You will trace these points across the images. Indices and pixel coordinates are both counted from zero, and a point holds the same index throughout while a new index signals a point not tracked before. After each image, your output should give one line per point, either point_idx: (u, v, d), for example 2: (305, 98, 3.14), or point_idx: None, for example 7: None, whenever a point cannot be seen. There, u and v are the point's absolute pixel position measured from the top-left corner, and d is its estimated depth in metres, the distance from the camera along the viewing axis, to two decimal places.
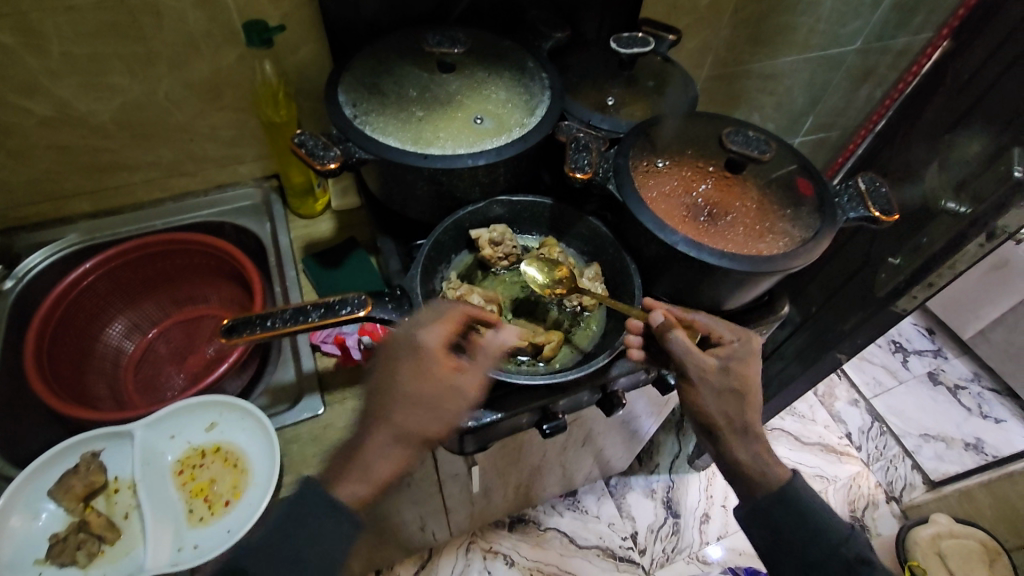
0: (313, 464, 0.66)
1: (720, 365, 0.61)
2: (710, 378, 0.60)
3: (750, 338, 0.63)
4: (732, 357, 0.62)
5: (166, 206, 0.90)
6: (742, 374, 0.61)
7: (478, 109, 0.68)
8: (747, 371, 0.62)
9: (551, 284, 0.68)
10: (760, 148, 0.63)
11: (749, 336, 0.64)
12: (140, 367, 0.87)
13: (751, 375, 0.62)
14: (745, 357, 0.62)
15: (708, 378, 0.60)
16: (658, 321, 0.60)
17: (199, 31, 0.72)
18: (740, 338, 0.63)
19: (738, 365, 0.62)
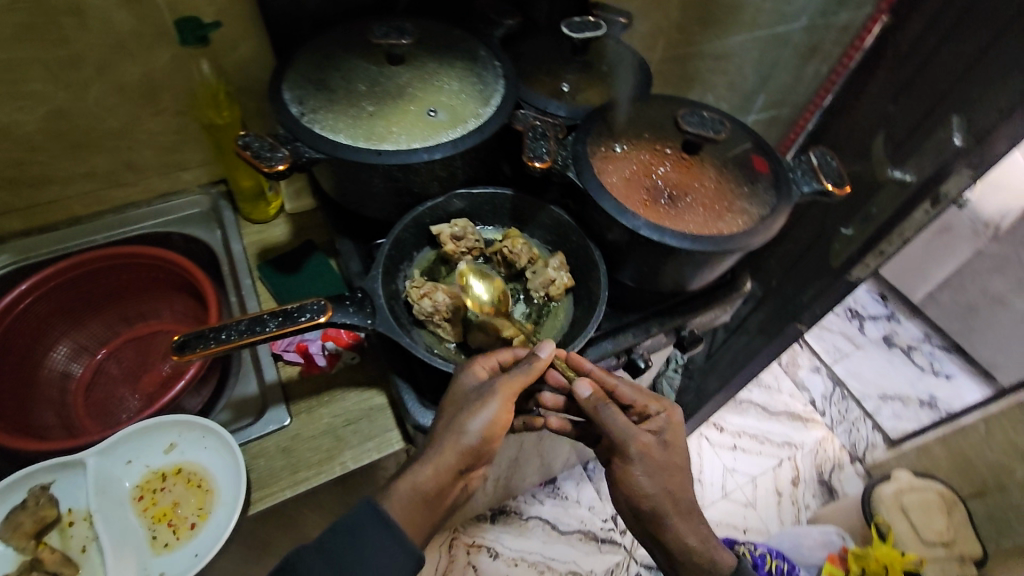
0: (283, 478, 0.64)
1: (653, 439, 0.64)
2: (650, 454, 0.63)
3: (671, 408, 0.67)
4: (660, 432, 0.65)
5: (106, 219, 0.85)
6: (673, 446, 0.65)
7: (430, 101, 0.66)
8: (676, 441, 0.66)
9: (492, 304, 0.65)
10: (716, 129, 0.63)
11: (668, 406, 0.67)
12: (90, 390, 0.83)
13: (679, 445, 0.66)
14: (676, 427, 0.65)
15: (647, 455, 0.63)
16: (587, 392, 0.62)
17: (126, 30, 0.67)
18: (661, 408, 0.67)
19: (669, 438, 0.65)
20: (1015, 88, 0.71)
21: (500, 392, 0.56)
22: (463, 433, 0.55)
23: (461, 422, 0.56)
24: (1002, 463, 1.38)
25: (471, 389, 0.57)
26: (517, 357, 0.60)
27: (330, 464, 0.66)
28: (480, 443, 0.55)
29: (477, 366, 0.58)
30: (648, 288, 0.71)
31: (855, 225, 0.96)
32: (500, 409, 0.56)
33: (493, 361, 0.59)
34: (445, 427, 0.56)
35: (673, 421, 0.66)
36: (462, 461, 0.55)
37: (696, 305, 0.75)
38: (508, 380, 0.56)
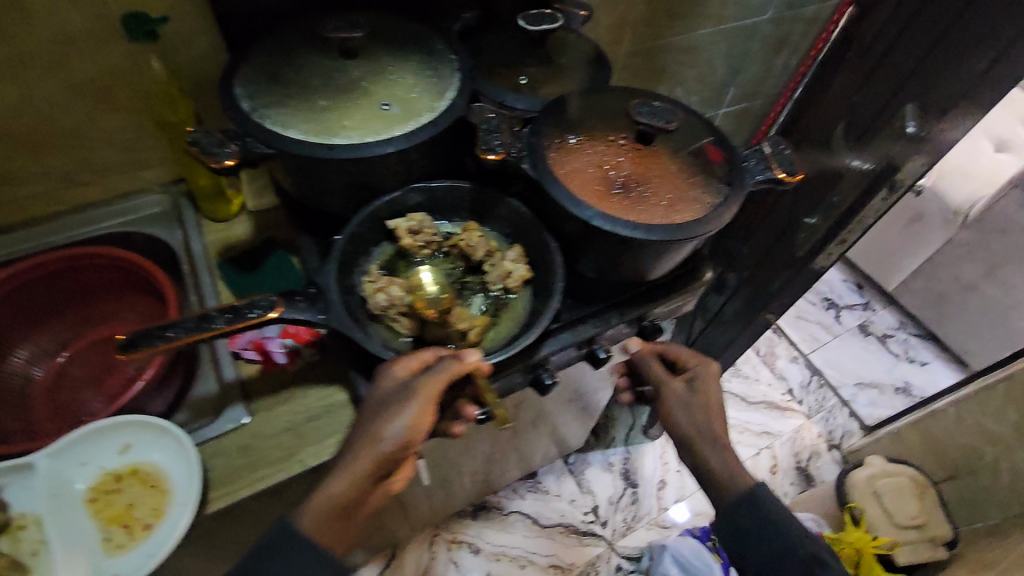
0: (242, 479, 0.64)
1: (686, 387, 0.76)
2: (677, 395, 0.75)
3: (705, 364, 0.78)
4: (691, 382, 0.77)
5: (63, 219, 0.83)
6: (705, 394, 0.76)
7: (384, 95, 0.66)
8: (710, 391, 0.76)
9: (428, 304, 0.63)
10: (667, 119, 0.63)
11: (706, 363, 0.79)
12: (52, 394, 0.82)
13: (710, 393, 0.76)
14: (710, 374, 0.77)
15: (675, 394, 0.76)
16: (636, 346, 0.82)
17: (75, 28, 0.66)
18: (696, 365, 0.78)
19: (701, 385, 0.76)
20: (965, 76, 0.72)
21: (415, 397, 0.53)
22: (380, 440, 0.55)
23: (379, 428, 0.55)
24: (972, 447, 1.39)
25: (390, 392, 0.55)
26: (443, 356, 0.57)
27: (291, 462, 0.65)
28: (397, 449, 0.54)
29: (398, 366, 0.56)
30: (608, 279, 0.71)
31: (819, 214, 0.97)
32: (418, 413, 0.54)
33: (416, 361, 0.56)
34: (365, 433, 0.56)
35: (708, 375, 0.77)
36: (379, 466, 0.55)
37: (655, 295, 0.75)
38: (427, 382, 0.54)
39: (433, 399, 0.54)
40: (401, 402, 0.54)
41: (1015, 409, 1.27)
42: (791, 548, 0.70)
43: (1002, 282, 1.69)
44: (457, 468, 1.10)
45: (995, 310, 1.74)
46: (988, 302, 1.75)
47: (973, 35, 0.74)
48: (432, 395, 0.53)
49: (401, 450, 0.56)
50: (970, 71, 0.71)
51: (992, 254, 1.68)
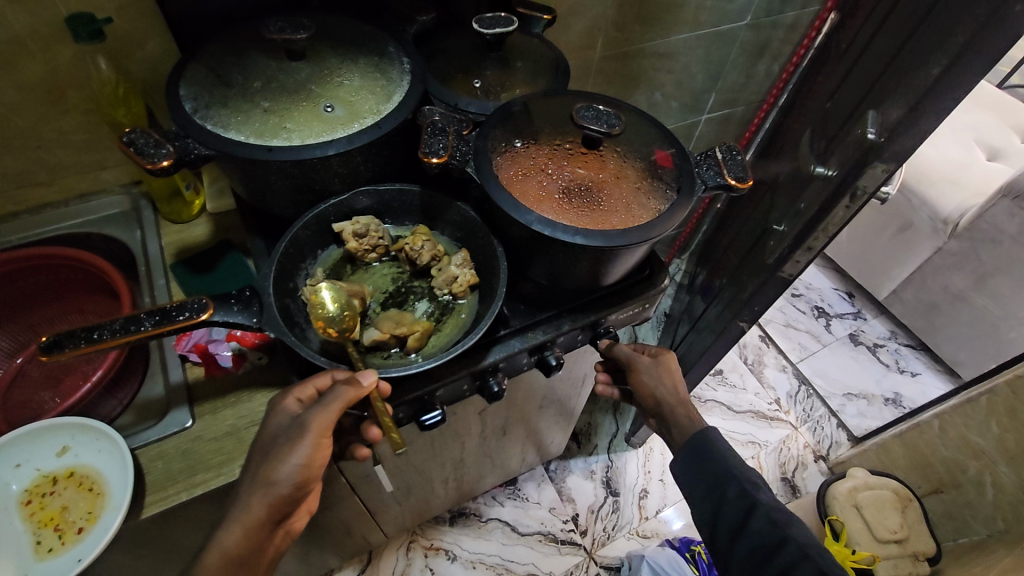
0: (178, 484, 0.63)
1: (651, 376, 0.76)
2: (646, 371, 0.77)
3: (667, 351, 0.79)
4: (655, 366, 0.77)
5: (21, 220, 0.84)
6: (667, 379, 0.76)
7: (328, 97, 0.66)
8: (671, 376, 0.76)
9: (336, 320, 0.61)
10: (610, 122, 0.63)
11: (665, 352, 0.78)
12: (8, 394, 0.81)
13: (672, 380, 0.76)
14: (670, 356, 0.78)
15: (643, 369, 0.77)
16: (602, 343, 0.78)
17: (23, 29, 0.66)
18: (659, 353, 0.78)
19: (663, 374, 0.76)
20: (921, 81, 0.71)
21: (303, 433, 0.54)
22: (273, 483, 0.55)
23: (270, 471, 0.55)
24: (956, 460, 1.35)
25: (286, 427, 0.56)
26: (338, 379, 0.56)
27: (229, 467, 0.64)
28: (292, 490, 0.56)
29: (292, 399, 0.57)
30: (560, 283, 0.70)
31: (788, 222, 0.97)
32: (311, 448, 0.55)
33: (310, 389, 0.57)
34: (256, 476, 0.56)
35: (668, 362, 0.77)
36: (274, 509, 0.56)
37: (611, 301, 0.74)
38: (316, 414, 0.54)
39: (324, 429, 0.55)
40: (291, 439, 0.55)
41: (997, 422, 1.22)
42: (733, 492, 0.72)
43: (991, 292, 1.66)
44: (425, 474, 1.09)
45: (985, 320, 1.70)
46: (978, 312, 1.71)
47: (932, 40, 0.72)
48: (322, 425, 0.54)
49: (297, 490, 0.57)
50: (926, 76, 0.70)
51: (982, 264, 1.64)
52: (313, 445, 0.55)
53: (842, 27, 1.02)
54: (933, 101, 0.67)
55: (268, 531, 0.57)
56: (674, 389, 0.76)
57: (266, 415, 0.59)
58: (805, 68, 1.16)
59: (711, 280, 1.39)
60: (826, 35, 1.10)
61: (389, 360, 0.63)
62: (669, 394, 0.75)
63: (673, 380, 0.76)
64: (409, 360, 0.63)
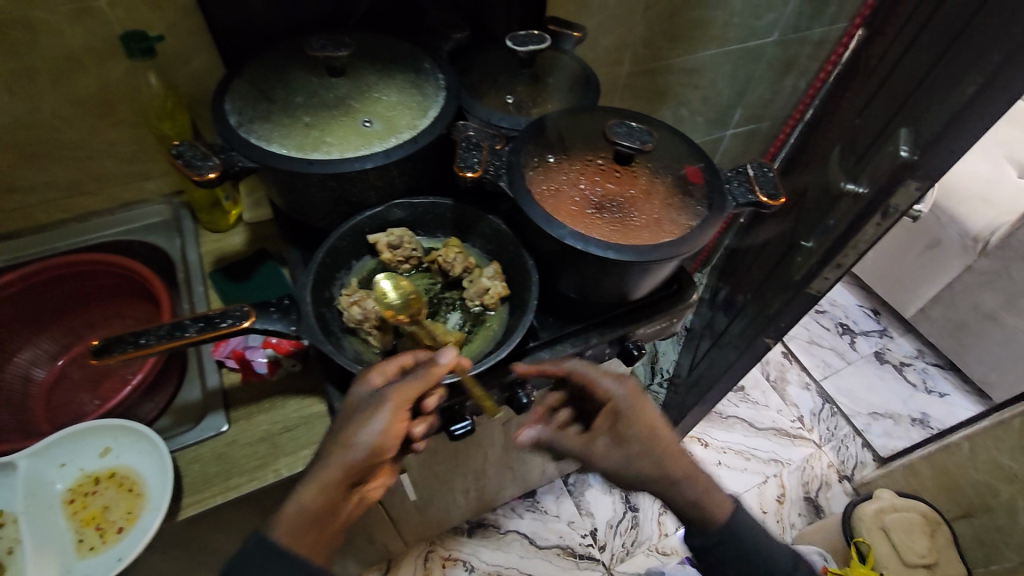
0: (212, 487, 0.65)
1: (614, 427, 0.69)
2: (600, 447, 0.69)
3: (625, 391, 0.68)
4: (619, 414, 0.68)
5: (69, 227, 0.88)
6: (640, 419, 0.68)
7: (366, 112, 0.68)
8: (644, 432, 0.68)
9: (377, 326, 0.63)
10: (643, 139, 0.63)
11: (625, 377, 0.70)
12: (51, 394, 0.85)
13: (645, 412, 0.68)
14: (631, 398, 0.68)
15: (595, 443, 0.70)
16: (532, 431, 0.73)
17: (81, 46, 0.70)
18: (617, 381, 0.69)
19: (636, 414, 0.68)
20: (954, 100, 0.71)
21: (385, 403, 0.55)
22: (350, 448, 0.55)
23: (348, 435, 0.56)
24: (986, 483, 1.32)
25: (366, 397, 0.57)
26: (419, 361, 0.59)
27: (263, 471, 0.66)
28: (367, 458, 0.55)
29: (375, 372, 0.58)
30: (587, 297, 0.70)
31: (816, 238, 0.97)
32: (392, 417, 0.55)
33: (393, 365, 0.59)
34: (335, 441, 0.56)
35: (632, 390, 0.69)
36: (349, 472, 0.55)
37: (638, 316, 0.74)
38: (399, 387, 0.56)
39: (402, 402, 0.56)
40: (371, 406, 0.56)
41: None
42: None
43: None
44: (447, 483, 1.09)
45: (1016, 341, 1.67)
46: (1010, 333, 1.67)
47: (965, 60, 0.73)
48: (402, 397, 0.56)
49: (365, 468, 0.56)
50: (960, 95, 0.70)
51: (1013, 283, 1.61)
52: (390, 417, 0.55)
53: (871, 43, 1.02)
54: (967, 121, 0.67)
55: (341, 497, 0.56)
56: (650, 427, 0.68)
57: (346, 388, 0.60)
58: (834, 83, 1.16)
59: (732, 295, 1.39)
60: (855, 52, 1.10)
61: None
62: (648, 436, 0.68)
63: (642, 413, 0.68)
64: None
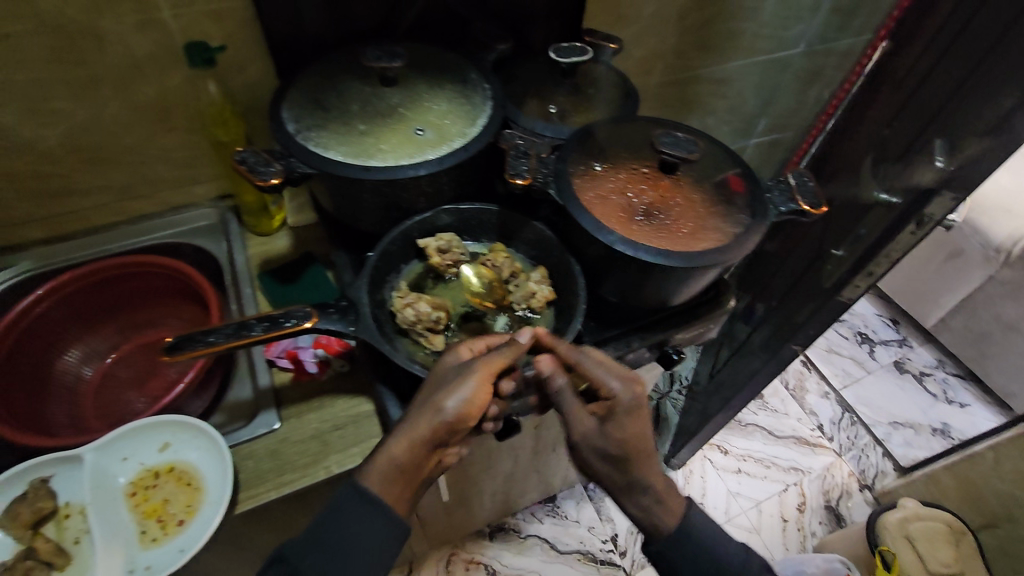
0: (266, 481, 0.67)
1: (599, 426, 0.61)
2: (585, 436, 0.61)
3: (633, 395, 0.59)
4: (613, 417, 0.60)
5: (120, 229, 0.91)
6: (630, 431, 0.60)
7: (419, 121, 0.70)
8: (630, 439, 0.60)
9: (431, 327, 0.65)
10: (689, 148, 0.65)
11: (636, 383, 0.60)
12: (100, 392, 0.88)
13: (639, 427, 0.60)
14: (634, 408, 0.60)
15: (581, 430, 0.61)
16: (545, 368, 0.61)
17: (143, 54, 0.73)
18: (627, 384, 0.60)
19: (628, 423, 0.60)
20: (991, 112, 0.72)
21: (478, 370, 0.57)
22: (438, 410, 0.56)
23: (436, 399, 0.56)
24: (1011, 493, 1.32)
25: (455, 367, 0.59)
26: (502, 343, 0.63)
27: (314, 468, 0.68)
28: (453, 421, 0.56)
29: (461, 348, 0.61)
30: (629, 302, 0.72)
31: (845, 247, 0.98)
32: (480, 385, 0.57)
33: (479, 345, 0.62)
34: (423, 404, 0.57)
35: (637, 400, 0.60)
36: (434, 434, 0.56)
37: (677, 321, 0.76)
38: (487, 360, 0.58)
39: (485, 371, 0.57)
40: (458, 375, 0.58)
41: None
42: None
43: None
44: (476, 486, 1.11)
45: None
46: None
47: (1001, 72, 0.74)
48: (486, 368, 0.58)
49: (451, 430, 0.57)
50: (997, 107, 0.71)
51: None
52: (476, 384, 0.56)
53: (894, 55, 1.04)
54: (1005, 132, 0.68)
55: (427, 455, 0.57)
56: (636, 440, 0.60)
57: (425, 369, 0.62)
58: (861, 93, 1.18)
59: (753, 302, 1.40)
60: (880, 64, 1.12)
61: None
62: (632, 446, 0.60)
63: (637, 424, 0.60)
64: None
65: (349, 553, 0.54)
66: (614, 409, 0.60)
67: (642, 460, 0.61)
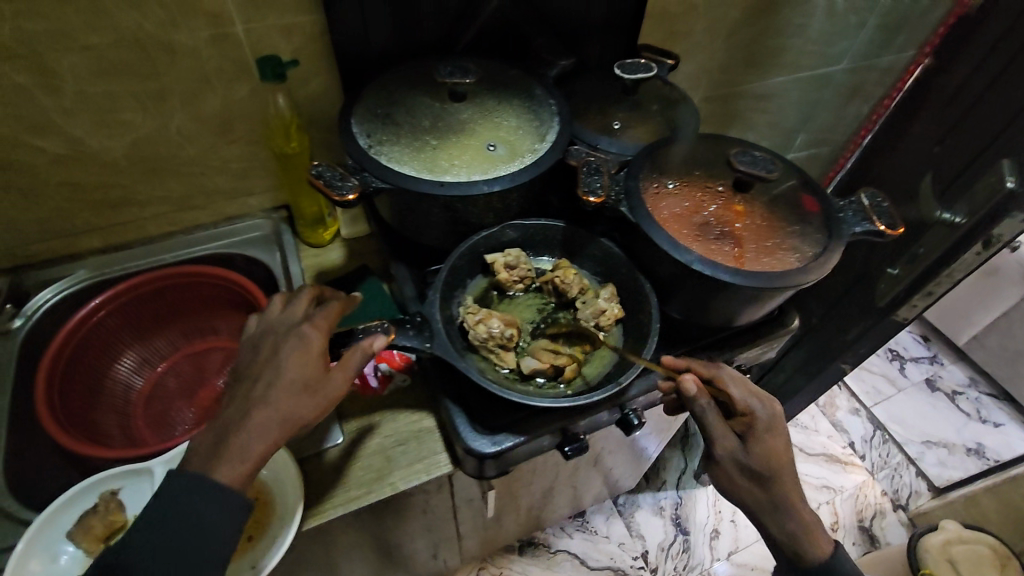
0: (332, 495, 0.68)
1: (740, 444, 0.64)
2: (732, 456, 0.63)
3: (775, 413, 0.65)
4: (755, 433, 0.64)
5: (174, 239, 0.91)
6: (773, 447, 0.63)
7: (489, 137, 0.70)
8: (775, 458, 0.63)
9: (506, 345, 0.65)
10: (767, 167, 0.65)
11: (771, 402, 0.65)
12: (150, 402, 0.86)
13: (781, 444, 0.64)
14: (776, 424, 0.64)
15: (726, 449, 0.63)
16: (692, 389, 0.63)
17: (212, 67, 0.73)
18: (765, 403, 0.65)
19: (771, 439, 0.64)
20: None
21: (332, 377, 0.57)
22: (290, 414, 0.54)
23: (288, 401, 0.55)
24: None
25: (306, 358, 0.56)
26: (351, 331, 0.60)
27: (380, 484, 0.69)
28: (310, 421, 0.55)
29: (305, 331, 0.58)
30: (695, 322, 0.71)
31: (901, 264, 0.95)
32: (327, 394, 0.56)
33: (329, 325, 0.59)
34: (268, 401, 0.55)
35: (775, 417, 0.65)
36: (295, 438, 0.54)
37: (742, 340, 0.75)
38: (339, 369, 0.57)
39: (309, 383, 0.56)
40: (282, 370, 0.55)
41: None
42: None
43: None
44: (516, 500, 1.10)
45: None
46: None
47: None
48: (313, 377, 0.56)
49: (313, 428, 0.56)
50: None
51: None
52: (298, 395, 0.55)
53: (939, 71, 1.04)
54: None
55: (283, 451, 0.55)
56: (780, 457, 0.64)
57: (262, 332, 0.60)
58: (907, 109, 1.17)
59: None
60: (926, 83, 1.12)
61: (543, 389, 0.65)
62: (776, 464, 0.63)
63: (779, 442, 0.64)
64: (562, 390, 0.65)
65: (202, 528, 0.50)
66: (757, 428, 0.64)
67: (788, 478, 0.63)
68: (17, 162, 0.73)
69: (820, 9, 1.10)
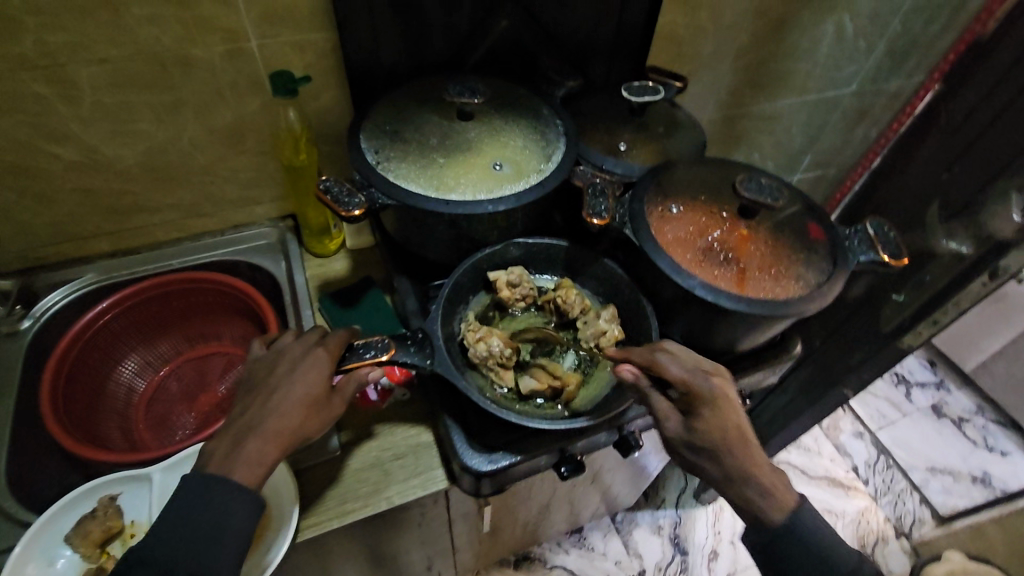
0: (327, 506, 0.68)
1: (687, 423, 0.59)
2: (678, 435, 0.58)
3: (719, 385, 0.59)
4: (699, 411, 0.58)
5: (182, 245, 0.92)
6: (719, 421, 0.57)
7: (495, 155, 0.71)
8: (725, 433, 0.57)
9: (504, 361, 0.65)
10: (773, 196, 0.65)
11: (717, 376, 0.60)
12: (151, 404, 0.87)
13: (729, 417, 0.57)
14: (723, 397, 0.58)
15: (673, 429, 0.59)
16: (626, 374, 0.61)
17: (226, 80, 0.74)
18: (708, 376, 0.60)
19: (714, 415, 0.57)
20: None
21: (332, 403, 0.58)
22: (286, 424, 0.55)
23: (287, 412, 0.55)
24: None
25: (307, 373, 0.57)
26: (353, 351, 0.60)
27: (376, 497, 0.70)
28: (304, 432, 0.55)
29: (315, 354, 0.59)
30: (697, 345, 0.71)
31: (906, 291, 0.94)
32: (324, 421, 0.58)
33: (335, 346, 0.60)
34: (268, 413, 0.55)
35: (721, 390, 0.58)
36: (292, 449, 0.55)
37: (744, 364, 0.75)
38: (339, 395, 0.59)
39: (314, 402, 0.57)
40: (279, 386, 0.57)
41: None
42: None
43: None
44: (512, 516, 1.09)
45: None
46: None
47: None
48: (317, 397, 0.57)
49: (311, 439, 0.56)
50: None
51: None
52: (302, 414, 0.55)
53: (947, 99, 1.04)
54: None
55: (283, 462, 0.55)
56: (728, 433, 0.57)
57: (278, 352, 0.60)
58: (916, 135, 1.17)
59: None
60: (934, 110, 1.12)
61: (541, 409, 0.65)
62: (728, 439, 0.57)
63: (728, 417, 0.57)
64: (561, 411, 0.65)
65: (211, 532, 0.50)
66: (699, 403, 0.58)
67: (741, 451, 0.56)
68: (32, 168, 0.74)
69: (829, 34, 1.10)
